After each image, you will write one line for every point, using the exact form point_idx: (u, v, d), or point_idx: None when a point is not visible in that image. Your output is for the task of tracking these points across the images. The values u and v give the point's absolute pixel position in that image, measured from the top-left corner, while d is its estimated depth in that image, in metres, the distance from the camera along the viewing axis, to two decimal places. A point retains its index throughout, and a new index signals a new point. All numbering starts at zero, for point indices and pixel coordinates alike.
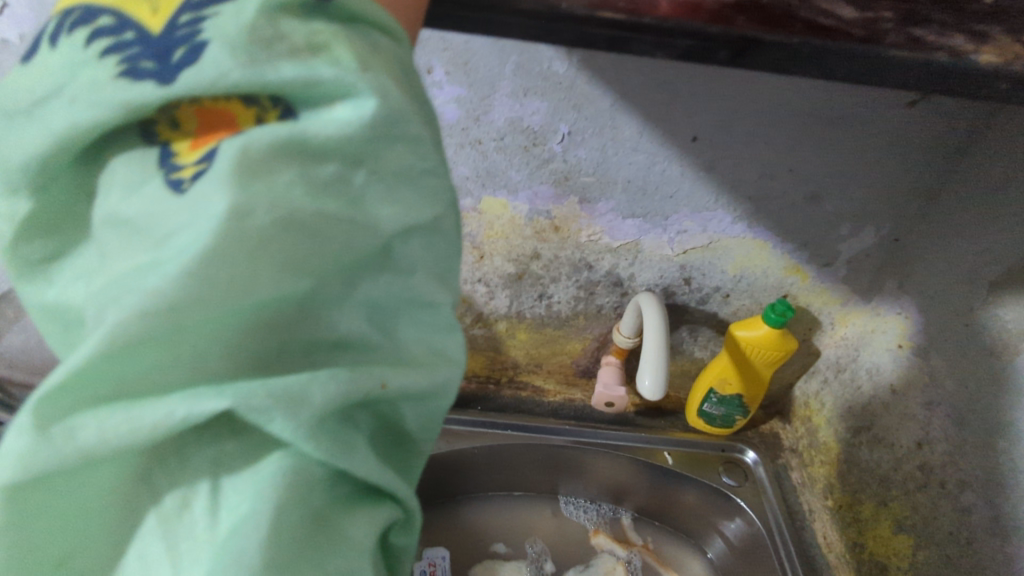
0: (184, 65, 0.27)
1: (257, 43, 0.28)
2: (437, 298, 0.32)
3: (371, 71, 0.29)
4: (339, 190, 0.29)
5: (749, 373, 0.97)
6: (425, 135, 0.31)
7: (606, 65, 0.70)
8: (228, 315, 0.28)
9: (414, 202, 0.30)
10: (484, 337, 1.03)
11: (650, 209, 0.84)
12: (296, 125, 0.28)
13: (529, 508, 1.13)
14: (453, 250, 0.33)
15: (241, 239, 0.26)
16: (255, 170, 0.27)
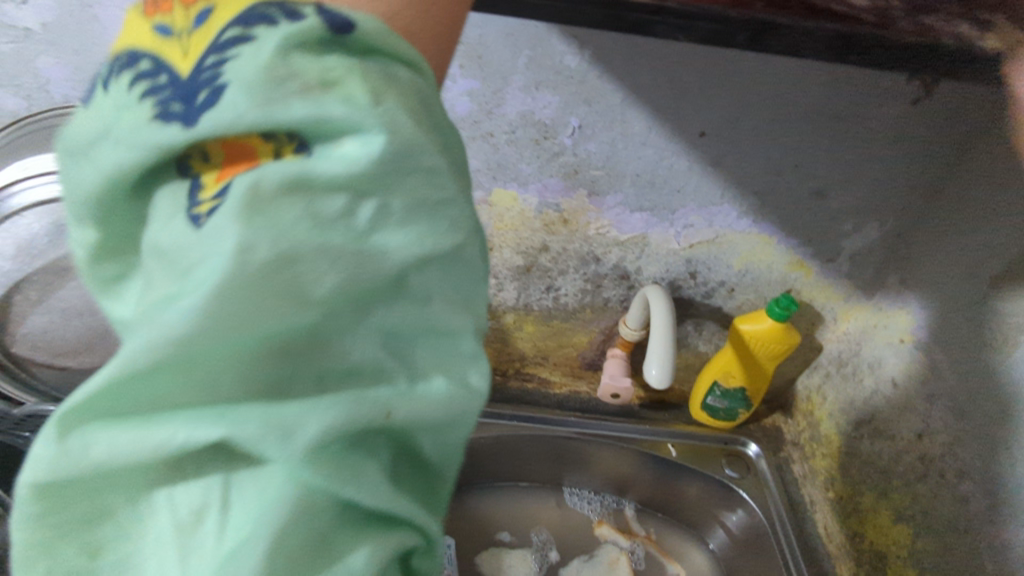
0: (206, 107, 0.27)
1: (273, 80, 0.27)
2: (454, 325, 0.31)
3: (383, 105, 0.28)
4: (346, 225, 0.28)
5: (752, 366, 0.98)
6: (440, 166, 0.30)
7: (618, 59, 0.72)
8: (234, 349, 0.27)
9: (427, 233, 0.29)
10: (492, 328, 1.04)
11: (657, 203, 0.86)
12: (307, 161, 0.27)
13: (534, 498, 1.15)
14: (475, 278, 0.32)
15: (244, 277, 0.25)
16: (264, 205, 0.26)
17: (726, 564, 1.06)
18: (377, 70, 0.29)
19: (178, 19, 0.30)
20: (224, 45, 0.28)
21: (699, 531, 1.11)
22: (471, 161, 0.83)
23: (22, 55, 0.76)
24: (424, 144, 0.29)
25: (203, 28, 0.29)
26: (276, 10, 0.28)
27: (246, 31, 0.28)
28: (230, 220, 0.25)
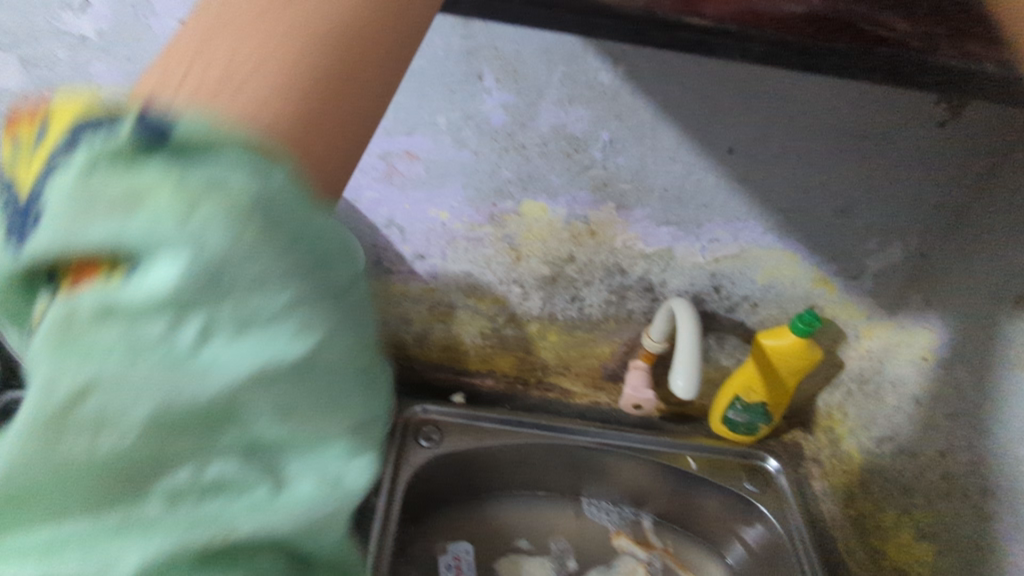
0: (31, 230, 0.24)
1: (79, 198, 0.22)
2: (327, 436, 0.28)
3: (197, 215, 0.23)
4: (159, 356, 0.23)
5: (774, 381, 0.99)
6: (271, 267, 0.24)
7: (650, 76, 0.74)
8: (55, 484, 0.23)
9: (263, 346, 0.25)
10: (516, 337, 1.06)
11: (684, 217, 0.87)
12: (112, 285, 0.22)
13: (553, 508, 1.16)
14: (346, 375, 0.28)
15: (39, 422, 0.23)
16: (68, 342, 0.22)
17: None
18: (201, 172, 0.23)
19: (26, 131, 0.26)
20: (52, 158, 0.24)
21: (717, 546, 1.12)
22: (503, 172, 0.85)
23: None
24: (260, 257, 0.24)
25: (43, 138, 0.25)
26: (104, 116, 0.24)
27: (78, 135, 0.24)
28: (43, 354, 0.23)
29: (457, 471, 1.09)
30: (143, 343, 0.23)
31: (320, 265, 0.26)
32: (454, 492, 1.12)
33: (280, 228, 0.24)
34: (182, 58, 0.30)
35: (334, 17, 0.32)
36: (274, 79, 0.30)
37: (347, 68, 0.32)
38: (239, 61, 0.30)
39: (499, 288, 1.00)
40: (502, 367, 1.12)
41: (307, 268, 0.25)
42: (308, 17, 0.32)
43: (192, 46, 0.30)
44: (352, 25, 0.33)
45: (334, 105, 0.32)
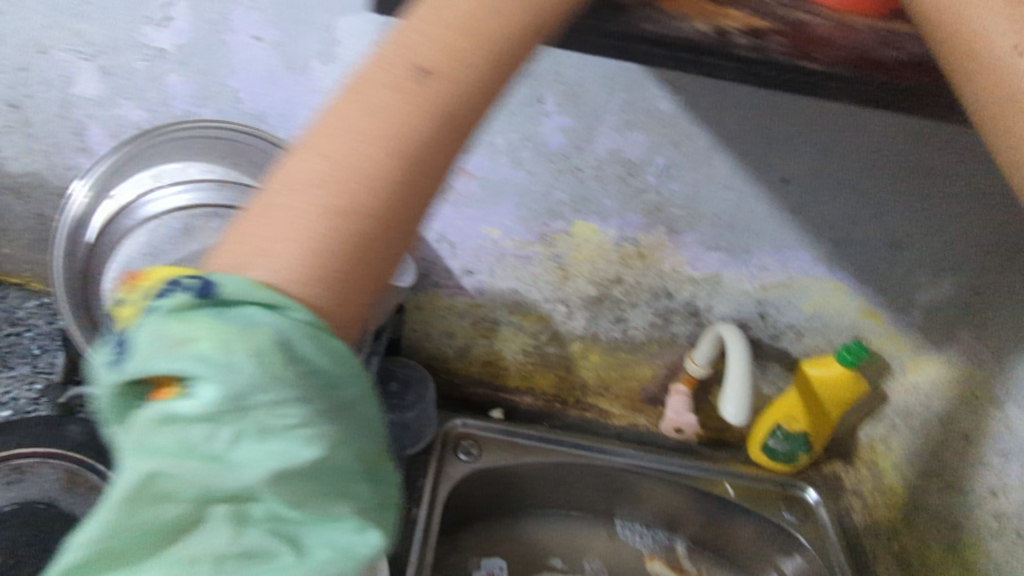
0: (111, 361, 0.29)
1: (150, 343, 0.28)
2: (344, 513, 0.30)
3: (236, 345, 0.27)
4: (198, 455, 0.27)
5: (817, 411, 0.99)
6: (291, 380, 0.28)
7: (709, 104, 0.75)
8: (130, 551, 0.27)
9: (284, 446, 0.28)
10: (557, 354, 1.07)
11: (734, 244, 0.88)
12: (169, 404, 0.27)
13: (586, 528, 1.15)
14: (353, 467, 0.30)
15: (114, 504, 0.27)
16: (135, 449, 0.27)
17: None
18: (237, 315, 0.28)
19: (127, 291, 0.32)
20: (138, 314, 0.29)
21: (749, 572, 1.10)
22: (557, 193, 0.87)
23: (153, 72, 0.82)
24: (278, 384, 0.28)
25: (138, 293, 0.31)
26: (171, 281, 0.30)
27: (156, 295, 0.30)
28: (119, 465, 0.27)
29: (492, 486, 1.09)
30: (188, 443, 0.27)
31: (327, 388, 0.30)
32: (487, 507, 1.11)
33: (295, 358, 0.29)
34: (230, 236, 0.31)
35: (369, 198, 0.30)
36: (301, 261, 0.29)
37: (375, 253, 0.31)
38: (270, 246, 0.29)
39: (544, 306, 1.01)
40: (542, 385, 1.13)
41: (314, 392, 0.29)
42: (342, 196, 0.30)
43: (241, 221, 0.31)
44: (384, 203, 0.31)
45: (361, 289, 0.30)
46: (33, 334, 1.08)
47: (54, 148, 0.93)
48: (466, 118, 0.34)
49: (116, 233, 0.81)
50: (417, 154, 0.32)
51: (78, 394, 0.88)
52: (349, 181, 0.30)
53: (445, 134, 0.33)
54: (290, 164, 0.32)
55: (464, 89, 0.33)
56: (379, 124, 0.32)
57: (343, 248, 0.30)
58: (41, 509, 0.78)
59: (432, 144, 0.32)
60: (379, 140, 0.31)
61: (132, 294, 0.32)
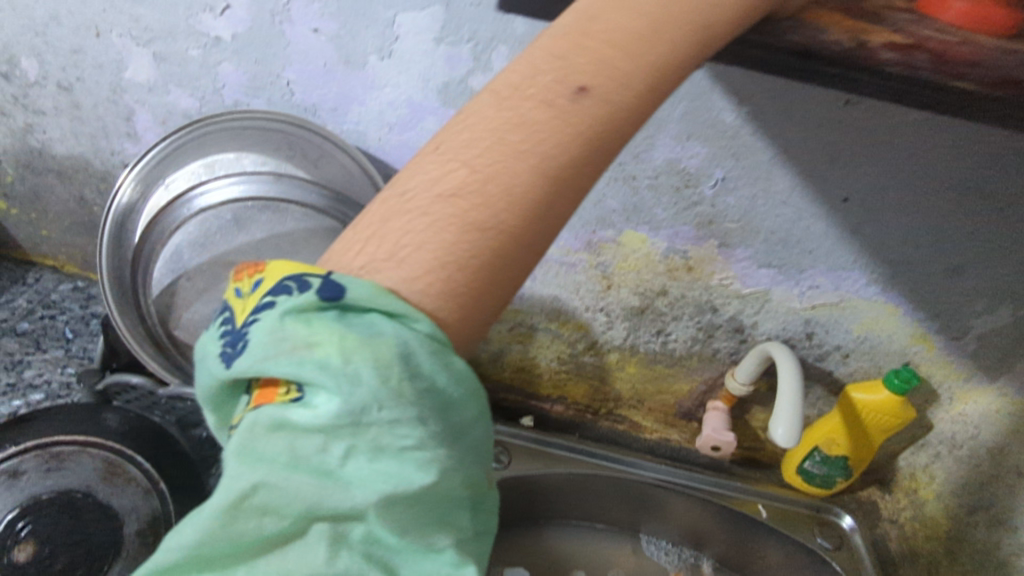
0: (237, 355, 0.34)
1: (274, 346, 0.33)
2: (437, 543, 0.36)
3: (352, 363, 0.33)
4: (317, 467, 0.33)
5: (859, 436, 0.96)
6: (403, 415, 0.33)
7: (774, 117, 0.72)
8: (236, 546, 0.33)
9: (392, 471, 0.33)
10: (593, 364, 1.05)
11: (786, 261, 0.86)
12: (289, 409, 0.33)
13: (609, 541, 1.11)
14: (451, 500, 0.36)
15: (237, 489, 0.32)
16: (257, 446, 0.33)
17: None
18: (364, 327, 0.34)
19: (244, 282, 0.38)
20: (258, 308, 0.35)
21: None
22: (608, 202, 0.85)
23: (206, 61, 0.81)
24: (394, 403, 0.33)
25: (257, 289, 0.37)
26: (297, 283, 0.35)
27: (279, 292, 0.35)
28: (242, 457, 0.33)
29: (514, 495, 1.05)
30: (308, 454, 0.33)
31: (441, 408, 0.35)
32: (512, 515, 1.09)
33: (416, 376, 0.34)
34: (370, 231, 0.38)
35: (495, 214, 0.37)
36: (427, 273, 0.36)
37: (491, 265, 0.37)
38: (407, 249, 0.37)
39: (584, 314, 0.99)
40: (574, 395, 1.12)
41: (431, 413, 0.34)
42: (474, 209, 0.37)
43: (379, 218, 0.38)
44: (510, 219, 0.37)
45: (473, 299, 0.37)
46: (66, 318, 1.07)
47: (100, 131, 0.92)
48: (604, 144, 0.39)
49: (172, 221, 0.81)
50: (557, 175, 0.38)
51: (114, 381, 0.89)
52: (485, 197, 0.37)
53: (591, 161, 0.39)
54: (438, 166, 0.38)
55: (609, 116, 0.39)
56: (531, 147, 0.38)
57: (468, 254, 0.37)
58: (78, 498, 0.78)
59: (569, 169, 0.38)
60: (518, 161, 0.38)
61: (250, 292, 0.37)
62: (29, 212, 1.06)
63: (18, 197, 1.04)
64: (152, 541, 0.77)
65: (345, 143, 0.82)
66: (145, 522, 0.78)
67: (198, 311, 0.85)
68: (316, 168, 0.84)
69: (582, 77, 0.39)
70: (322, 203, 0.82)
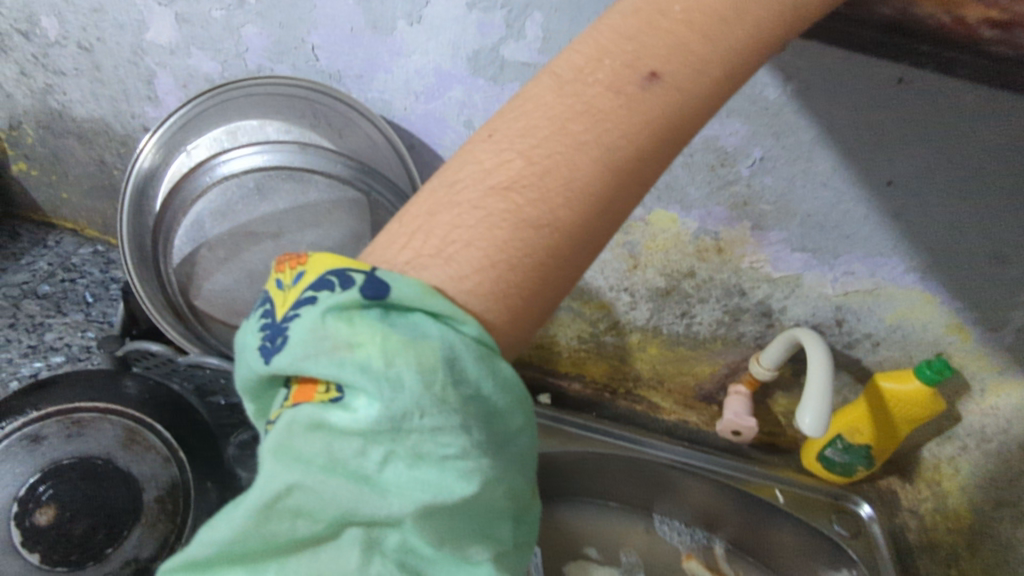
0: (278, 350, 0.37)
1: (316, 344, 0.36)
2: (476, 557, 0.38)
3: (394, 367, 0.35)
4: (357, 473, 0.35)
5: (884, 425, 0.94)
6: (444, 424, 0.35)
7: (821, 95, 0.69)
8: (267, 544, 0.35)
9: (432, 479, 0.35)
10: (614, 345, 1.04)
11: (821, 245, 0.83)
12: (328, 409, 0.35)
13: (619, 520, 1.08)
14: (490, 511, 0.39)
15: (275, 486, 0.34)
16: (293, 443, 0.35)
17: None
18: (410, 328, 0.37)
19: (287, 274, 0.41)
20: (300, 304, 0.38)
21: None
22: None
23: (230, 23, 0.78)
24: (435, 406, 0.35)
25: (298, 283, 0.39)
26: (339, 279, 0.38)
27: (322, 286, 0.38)
28: (280, 455, 0.35)
29: None
30: (347, 456, 0.35)
31: (486, 416, 0.38)
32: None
33: (460, 382, 0.36)
34: (416, 224, 0.41)
35: (551, 207, 0.41)
36: (479, 269, 0.39)
37: (549, 255, 0.41)
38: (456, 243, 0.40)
39: (607, 294, 0.97)
40: (592, 372, 1.09)
41: (474, 421, 0.37)
42: (533, 201, 0.40)
43: (426, 210, 0.41)
44: (570, 209, 0.41)
45: (529, 288, 0.41)
46: (87, 282, 1.07)
47: (122, 94, 0.91)
48: (675, 128, 0.44)
49: (194, 190, 0.79)
50: (614, 165, 0.42)
51: (134, 348, 0.87)
52: (543, 191, 0.41)
53: (648, 147, 0.43)
54: (491, 160, 0.42)
55: (678, 101, 0.43)
56: (585, 140, 0.42)
57: (528, 245, 0.40)
58: (100, 464, 0.78)
59: (627, 158, 0.42)
60: (576, 154, 0.41)
61: (290, 289, 0.40)
62: (49, 174, 1.05)
63: (38, 158, 1.03)
64: (172, 509, 0.78)
65: (369, 110, 0.80)
66: (163, 489, 0.79)
67: (219, 281, 0.85)
68: (340, 138, 0.82)
69: (645, 65, 0.43)
70: (347, 175, 0.80)
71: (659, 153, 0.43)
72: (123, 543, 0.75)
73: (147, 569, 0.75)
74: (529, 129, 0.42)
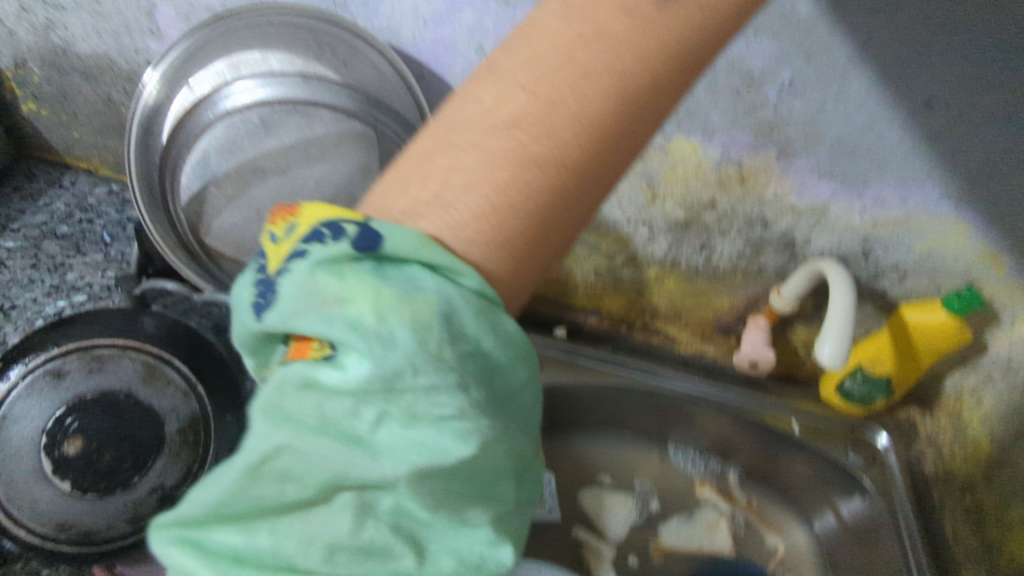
0: (267, 305, 0.36)
1: (306, 298, 0.35)
2: (474, 521, 0.39)
3: (388, 321, 0.35)
4: (349, 435, 0.34)
5: (906, 356, 0.92)
6: (442, 384, 0.35)
7: (858, 11, 0.64)
8: (256, 507, 0.34)
9: (429, 442, 0.35)
10: (631, 279, 1.02)
11: (851, 173, 0.80)
12: (320, 367, 0.35)
13: (633, 448, 1.05)
14: (491, 475, 0.39)
15: (265, 446, 0.34)
16: (284, 405, 0.34)
17: (832, 554, 0.97)
18: (404, 281, 0.36)
19: (278, 227, 0.40)
20: (291, 256, 0.37)
21: (808, 510, 1.01)
22: None
23: None
24: (432, 362, 0.35)
25: (291, 234, 0.39)
26: (331, 230, 0.37)
27: (315, 238, 0.37)
28: (269, 417, 0.34)
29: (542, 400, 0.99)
30: (342, 415, 0.34)
31: (484, 374, 0.38)
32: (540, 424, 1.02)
33: (457, 339, 0.37)
34: (417, 167, 0.42)
35: (557, 142, 0.41)
36: (488, 210, 0.40)
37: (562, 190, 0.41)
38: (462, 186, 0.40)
39: (624, 227, 0.95)
40: (609, 306, 1.07)
41: (472, 380, 0.37)
42: (545, 135, 0.41)
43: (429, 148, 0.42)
44: (578, 142, 0.41)
45: (535, 228, 0.41)
46: (103, 222, 1.08)
47: (122, 28, 0.88)
48: (691, 54, 0.43)
49: (197, 126, 0.78)
50: (625, 93, 0.41)
51: (152, 287, 0.91)
52: (554, 124, 0.41)
53: (661, 71, 0.42)
54: (497, 96, 0.42)
55: (692, 20, 0.42)
56: (599, 67, 0.41)
57: (541, 181, 0.41)
58: (121, 398, 0.80)
59: (641, 83, 0.42)
60: (590, 83, 0.41)
61: (279, 245, 0.39)
62: (59, 113, 1.04)
63: (46, 97, 1.02)
64: (193, 441, 0.82)
65: (376, 39, 0.76)
66: (184, 423, 0.82)
67: (228, 219, 0.85)
68: (345, 69, 0.78)
69: None
70: (353, 108, 0.79)
71: (675, 75, 0.43)
72: (148, 473, 0.79)
73: (172, 495, 0.80)
74: (539, 56, 0.41)
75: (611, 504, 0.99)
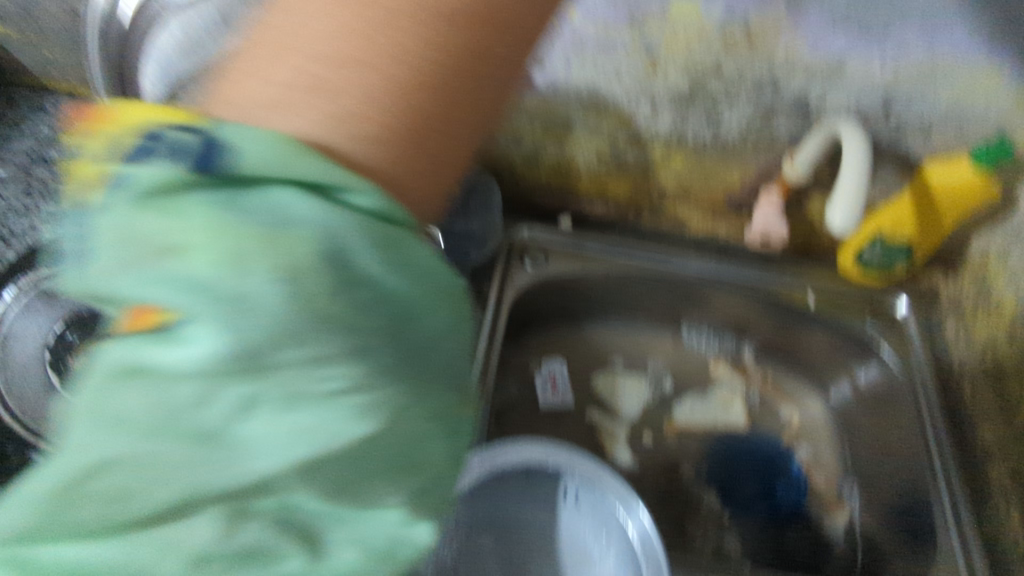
0: (99, 258, 0.37)
1: (145, 244, 0.36)
2: (387, 501, 0.41)
3: (247, 279, 0.36)
4: (204, 429, 0.35)
5: (929, 218, 0.88)
6: (318, 350, 0.37)
7: None
8: (85, 527, 0.34)
9: (303, 421, 0.37)
10: (636, 160, 0.96)
11: (869, 20, 0.74)
12: (163, 349, 0.36)
13: (647, 333, 1.04)
14: (392, 446, 0.40)
15: (94, 457, 0.34)
16: (114, 409, 0.35)
17: (847, 422, 0.97)
18: (268, 213, 0.38)
19: (92, 131, 0.39)
20: (118, 171, 0.38)
21: (824, 382, 1.01)
22: None
23: None
24: (304, 311, 0.37)
25: (110, 144, 0.39)
26: (162, 143, 0.38)
27: (147, 155, 0.38)
28: (94, 427, 0.34)
29: (552, 291, 0.98)
30: (187, 405, 0.35)
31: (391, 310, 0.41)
32: (548, 313, 1.01)
33: (342, 282, 0.39)
34: (278, 48, 0.41)
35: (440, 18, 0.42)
36: (365, 155, 0.41)
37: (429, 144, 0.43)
38: (327, 128, 0.40)
39: (625, 104, 0.89)
40: (614, 191, 1.01)
41: (370, 339, 0.39)
42: (401, 84, 0.41)
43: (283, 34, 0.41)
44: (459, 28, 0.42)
45: (415, 115, 0.42)
46: None
47: None
48: None
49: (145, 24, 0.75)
50: None
51: None
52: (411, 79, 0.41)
53: None
54: (333, 26, 0.40)
55: None
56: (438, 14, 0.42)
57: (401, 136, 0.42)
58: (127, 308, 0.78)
59: None
60: (435, 32, 0.41)
61: (90, 164, 0.39)
62: None
63: None
64: None
65: None
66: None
67: None
68: None
69: None
70: None
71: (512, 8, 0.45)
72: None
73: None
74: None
75: (624, 383, 1.00)
